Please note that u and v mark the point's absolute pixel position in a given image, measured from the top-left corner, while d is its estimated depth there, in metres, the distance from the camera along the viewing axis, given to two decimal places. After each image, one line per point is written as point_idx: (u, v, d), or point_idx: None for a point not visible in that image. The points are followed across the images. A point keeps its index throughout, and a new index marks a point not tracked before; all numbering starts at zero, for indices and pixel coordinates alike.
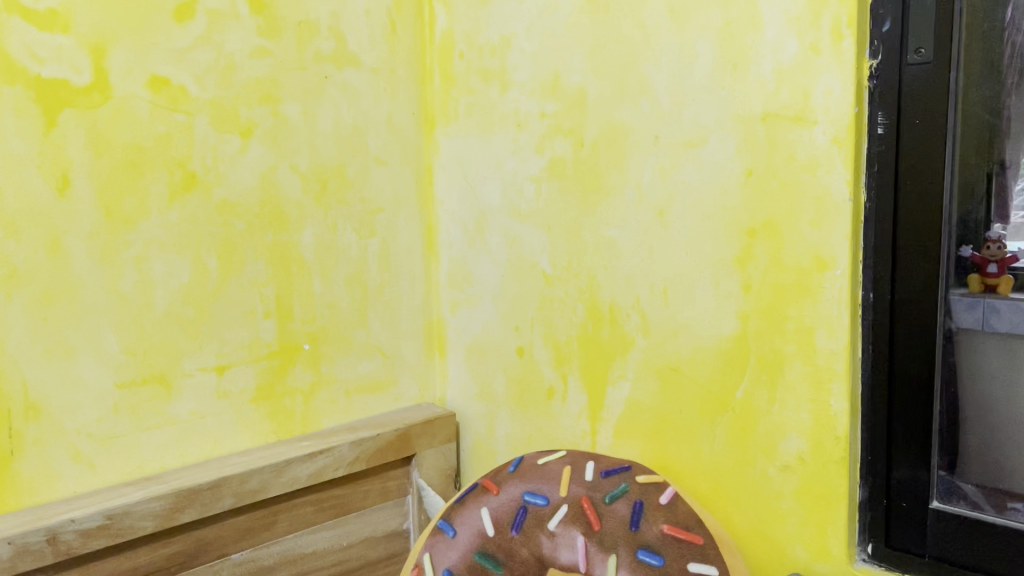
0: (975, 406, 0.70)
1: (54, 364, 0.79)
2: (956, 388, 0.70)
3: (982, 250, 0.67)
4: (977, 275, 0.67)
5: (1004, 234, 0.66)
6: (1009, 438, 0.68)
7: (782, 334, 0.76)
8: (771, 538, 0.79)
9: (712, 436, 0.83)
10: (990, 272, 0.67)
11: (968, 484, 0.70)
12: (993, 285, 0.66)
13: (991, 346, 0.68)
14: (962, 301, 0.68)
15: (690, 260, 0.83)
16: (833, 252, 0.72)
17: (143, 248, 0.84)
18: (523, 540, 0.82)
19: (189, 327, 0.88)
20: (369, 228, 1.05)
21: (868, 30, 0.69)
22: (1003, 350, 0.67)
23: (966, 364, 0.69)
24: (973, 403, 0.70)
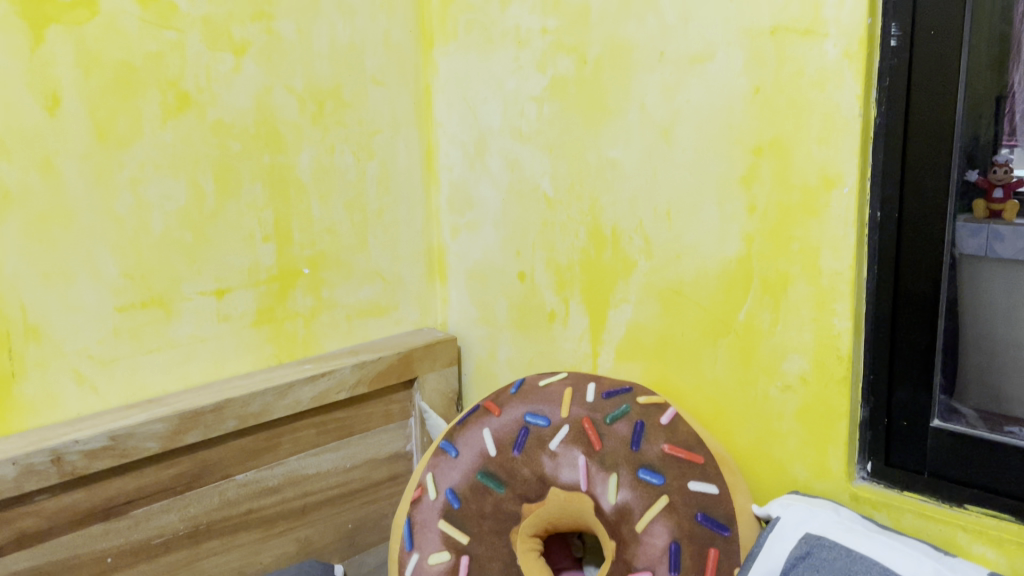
0: (978, 333, 0.68)
1: (53, 287, 0.78)
2: (960, 313, 0.69)
3: (988, 174, 0.65)
4: (983, 200, 0.65)
5: (1011, 159, 0.63)
6: (1011, 366, 0.67)
7: (787, 254, 0.75)
8: (771, 458, 0.80)
9: (714, 358, 0.83)
10: (996, 197, 0.65)
11: (968, 408, 0.69)
12: (998, 210, 0.64)
13: (997, 275, 0.66)
14: (967, 227, 0.66)
15: (694, 181, 0.82)
16: (840, 170, 0.70)
17: (138, 170, 0.82)
18: (524, 460, 0.83)
19: (188, 251, 0.87)
20: (367, 151, 1.03)
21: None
22: (1007, 278, 0.66)
23: (971, 289, 0.68)
24: (975, 330, 0.68)
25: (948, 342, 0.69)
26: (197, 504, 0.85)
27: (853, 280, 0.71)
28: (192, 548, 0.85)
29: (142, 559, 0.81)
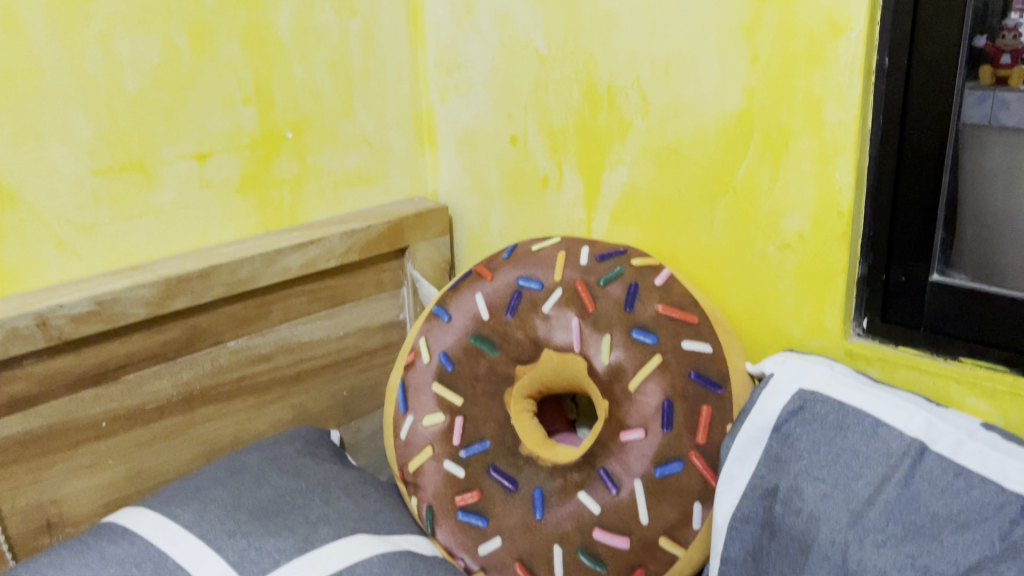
0: (975, 198, 0.68)
1: (25, 150, 0.75)
2: (960, 175, 0.67)
3: (997, 39, 0.63)
4: (989, 66, 0.64)
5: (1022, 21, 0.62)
6: (1006, 229, 0.67)
7: (789, 106, 0.72)
8: (766, 318, 0.79)
9: (711, 219, 0.81)
10: (1003, 63, 0.63)
11: (960, 274, 0.69)
12: (1004, 77, 0.63)
13: (999, 142, 0.66)
14: (973, 94, 0.65)
15: (694, 32, 0.78)
16: (849, 13, 0.66)
17: (106, 25, 0.78)
18: (518, 324, 0.83)
19: (166, 113, 0.84)
20: (349, 8, 0.98)
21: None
22: (1008, 145, 0.66)
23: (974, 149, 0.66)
24: (973, 194, 0.68)
25: (949, 201, 0.68)
26: (189, 370, 0.85)
27: (856, 132, 0.68)
28: (187, 414, 0.85)
29: (137, 424, 0.81)
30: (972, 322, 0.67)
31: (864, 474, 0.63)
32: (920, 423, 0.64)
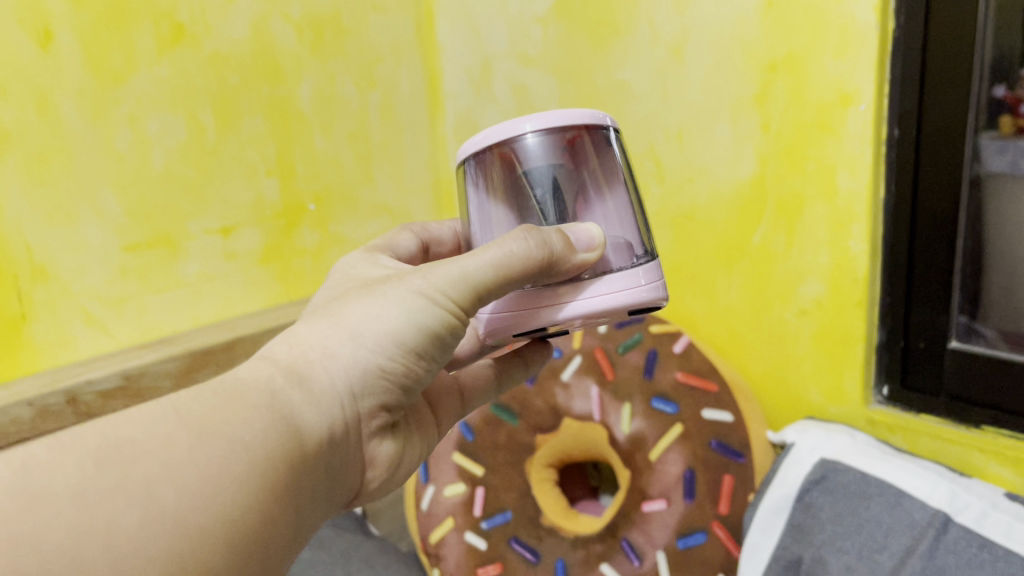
0: (1001, 257, 0.65)
1: (57, 226, 0.77)
2: (978, 230, 0.65)
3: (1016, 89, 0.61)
4: (1010, 116, 0.61)
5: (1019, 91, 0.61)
6: None
7: (802, 173, 0.71)
8: (787, 384, 0.78)
9: (728, 283, 0.81)
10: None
11: (989, 329, 0.67)
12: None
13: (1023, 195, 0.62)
14: (992, 145, 0.62)
15: (706, 101, 0.77)
16: (858, 85, 0.65)
17: (136, 106, 0.81)
18: (537, 392, 0.83)
19: (192, 188, 0.87)
20: (369, 81, 1.04)
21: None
22: None
23: (994, 212, 0.64)
24: (998, 255, 0.65)
25: (970, 187, 0.64)
26: None
27: (876, 83, 0.64)
28: None
29: None
30: (980, 386, 0.66)
31: (889, 545, 0.61)
32: (943, 493, 0.62)
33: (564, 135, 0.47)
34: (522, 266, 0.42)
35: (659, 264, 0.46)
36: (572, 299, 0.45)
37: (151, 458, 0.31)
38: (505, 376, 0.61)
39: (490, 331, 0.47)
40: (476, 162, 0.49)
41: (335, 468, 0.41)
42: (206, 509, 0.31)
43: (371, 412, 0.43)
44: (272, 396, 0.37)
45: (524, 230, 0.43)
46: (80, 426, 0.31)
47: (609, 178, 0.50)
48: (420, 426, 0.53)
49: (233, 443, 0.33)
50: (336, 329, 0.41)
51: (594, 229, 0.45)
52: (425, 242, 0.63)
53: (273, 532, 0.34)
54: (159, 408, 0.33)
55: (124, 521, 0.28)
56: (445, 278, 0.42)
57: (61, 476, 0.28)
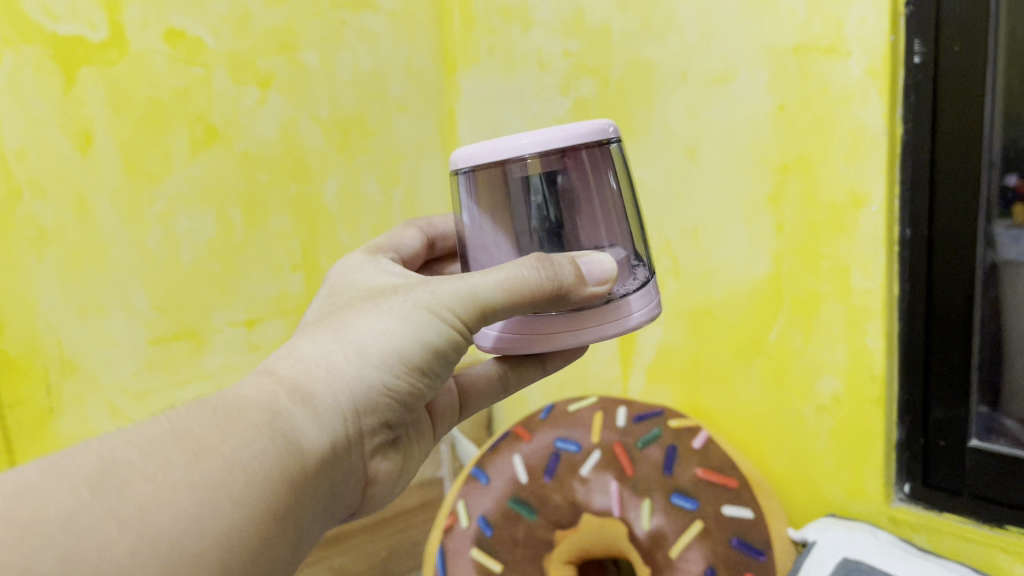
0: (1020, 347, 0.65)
1: (88, 322, 0.83)
2: (997, 322, 0.65)
3: None
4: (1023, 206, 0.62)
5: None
6: None
7: (817, 272, 0.72)
8: (807, 481, 0.78)
9: (746, 378, 0.81)
10: None
11: (1011, 420, 0.66)
12: None
13: None
14: (1007, 233, 0.63)
15: (720, 200, 0.79)
16: (870, 187, 0.66)
17: (168, 204, 0.87)
18: (556, 486, 0.83)
19: (218, 283, 0.92)
20: (393, 177, 1.08)
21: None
22: None
23: (1012, 299, 0.64)
24: (1016, 345, 0.65)
25: (985, 275, 0.65)
26: None
27: (886, 184, 0.65)
28: None
29: None
30: (1003, 484, 0.65)
31: None
32: None
33: (570, 155, 0.53)
34: (537, 295, 0.48)
35: (654, 287, 0.54)
36: (575, 326, 0.51)
37: (146, 481, 0.35)
38: (508, 387, 0.65)
39: (496, 348, 0.53)
40: (478, 170, 0.54)
41: (336, 483, 0.45)
42: (200, 530, 0.35)
43: (373, 429, 0.47)
44: (274, 415, 0.41)
45: (536, 258, 0.49)
46: (75, 452, 0.36)
47: (606, 167, 0.56)
48: (419, 436, 0.59)
49: (230, 463, 0.37)
50: (343, 347, 0.46)
51: (602, 258, 0.51)
52: (428, 237, 0.71)
53: (271, 547, 0.38)
54: (160, 432, 0.38)
55: (116, 547, 0.32)
56: (450, 295, 0.47)
57: (56, 505, 0.33)
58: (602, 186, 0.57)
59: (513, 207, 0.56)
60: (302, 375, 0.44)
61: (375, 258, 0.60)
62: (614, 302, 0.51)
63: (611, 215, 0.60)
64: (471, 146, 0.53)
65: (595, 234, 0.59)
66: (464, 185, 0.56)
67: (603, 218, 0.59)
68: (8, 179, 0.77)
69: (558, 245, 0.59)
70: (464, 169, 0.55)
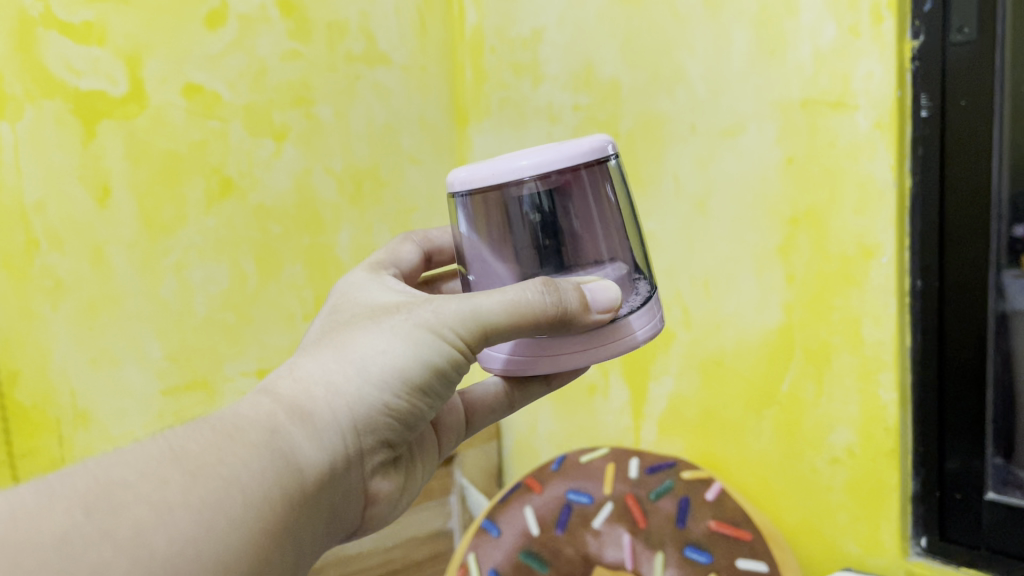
0: None
1: (101, 372, 0.84)
2: (1009, 372, 0.66)
3: None
4: None
5: None
6: None
7: (828, 323, 0.72)
8: (822, 534, 0.77)
9: (759, 430, 0.81)
10: None
11: None
12: None
13: None
14: (1016, 283, 0.64)
15: (731, 251, 0.80)
16: (879, 239, 0.67)
17: (182, 255, 0.88)
18: (568, 539, 0.82)
19: (230, 332, 0.93)
20: (404, 227, 1.09)
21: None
22: None
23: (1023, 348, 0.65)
24: None
25: (996, 324, 0.65)
26: None
27: (897, 236, 0.66)
28: None
29: None
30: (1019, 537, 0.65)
31: None
32: None
33: (568, 174, 0.54)
34: (541, 320, 0.49)
35: (656, 301, 0.56)
36: (583, 347, 0.52)
37: (143, 502, 0.35)
38: (514, 402, 0.65)
39: (503, 368, 0.55)
40: (476, 193, 0.55)
41: (333, 504, 0.46)
42: (200, 551, 0.35)
43: (372, 449, 0.48)
44: (273, 433, 0.41)
45: (541, 282, 0.50)
46: (69, 474, 0.36)
47: (604, 183, 0.57)
48: (422, 455, 0.60)
49: (228, 482, 0.38)
50: (343, 365, 0.46)
51: (606, 284, 0.52)
52: (427, 250, 0.72)
53: (271, 567, 0.39)
54: (158, 451, 0.38)
55: (113, 569, 0.32)
56: (453, 316, 0.48)
57: (48, 529, 0.32)
58: (602, 199, 0.58)
59: (513, 225, 0.57)
60: (301, 394, 0.44)
61: (378, 275, 0.60)
62: (614, 323, 0.52)
63: (612, 227, 0.60)
64: (466, 171, 0.54)
65: (596, 247, 0.60)
66: (462, 206, 0.56)
67: (604, 232, 0.60)
68: (27, 230, 0.79)
69: (560, 259, 0.60)
70: (461, 194, 0.56)
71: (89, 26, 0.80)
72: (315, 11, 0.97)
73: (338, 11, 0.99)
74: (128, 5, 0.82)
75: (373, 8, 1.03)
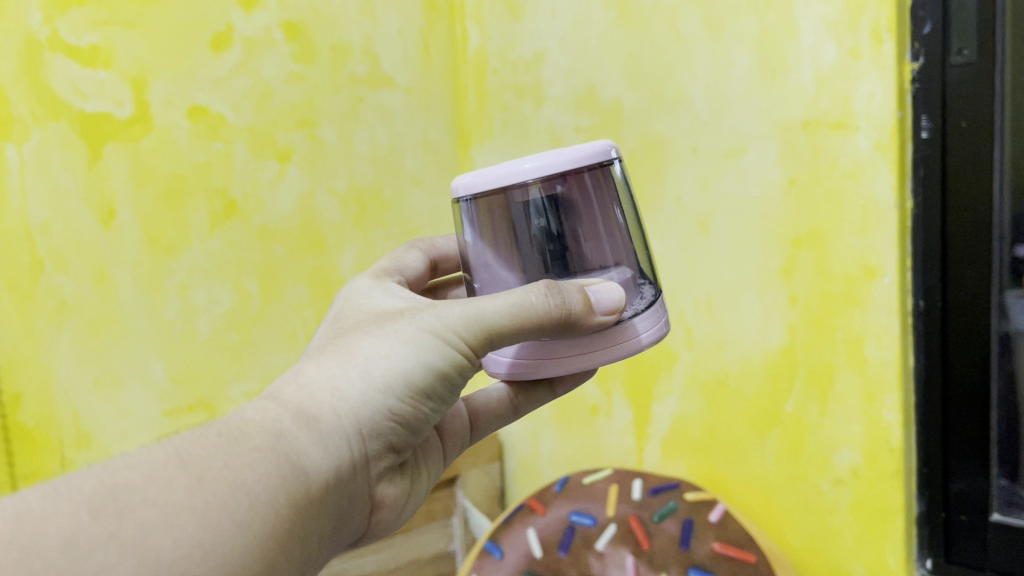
0: None
1: (104, 393, 0.84)
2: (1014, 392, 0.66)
3: None
4: None
5: None
6: None
7: (831, 343, 0.72)
8: (827, 556, 0.77)
9: (762, 451, 0.81)
10: None
11: None
12: None
13: None
14: (1019, 302, 0.64)
15: (733, 272, 0.80)
16: (882, 260, 0.67)
17: (186, 276, 0.88)
18: (571, 561, 0.81)
19: (233, 353, 0.93)
20: None
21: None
22: None
23: None
24: None
25: (999, 344, 0.65)
26: None
27: (898, 257, 0.66)
28: None
29: None
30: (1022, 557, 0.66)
31: None
32: None
33: (572, 178, 0.54)
34: (544, 322, 0.48)
35: (661, 304, 0.56)
36: (588, 350, 0.52)
37: (149, 505, 0.35)
38: (519, 409, 0.66)
39: (509, 373, 0.55)
40: (479, 197, 0.55)
41: (340, 509, 0.46)
42: (205, 553, 0.35)
43: (378, 454, 0.48)
44: (278, 438, 0.41)
45: (545, 285, 0.49)
46: (79, 476, 0.36)
47: (608, 187, 0.57)
48: (427, 460, 0.60)
49: (233, 487, 0.38)
50: (347, 371, 0.47)
51: (609, 286, 0.52)
52: (431, 258, 0.72)
53: (277, 571, 0.39)
54: (164, 456, 0.38)
55: (118, 569, 0.33)
56: (456, 319, 0.48)
57: (55, 527, 0.33)
58: (606, 205, 0.58)
59: (516, 231, 0.57)
60: (305, 399, 0.45)
61: (382, 282, 0.61)
62: (619, 324, 0.53)
63: (616, 232, 0.60)
64: (468, 176, 0.55)
65: (601, 253, 0.60)
66: (466, 211, 0.57)
67: (609, 237, 0.60)
68: (31, 250, 0.79)
69: (564, 265, 0.60)
70: (464, 200, 0.56)
71: (95, 49, 0.81)
72: (319, 34, 0.98)
73: (342, 34, 1.00)
74: (135, 28, 0.83)
75: (376, 31, 1.04)
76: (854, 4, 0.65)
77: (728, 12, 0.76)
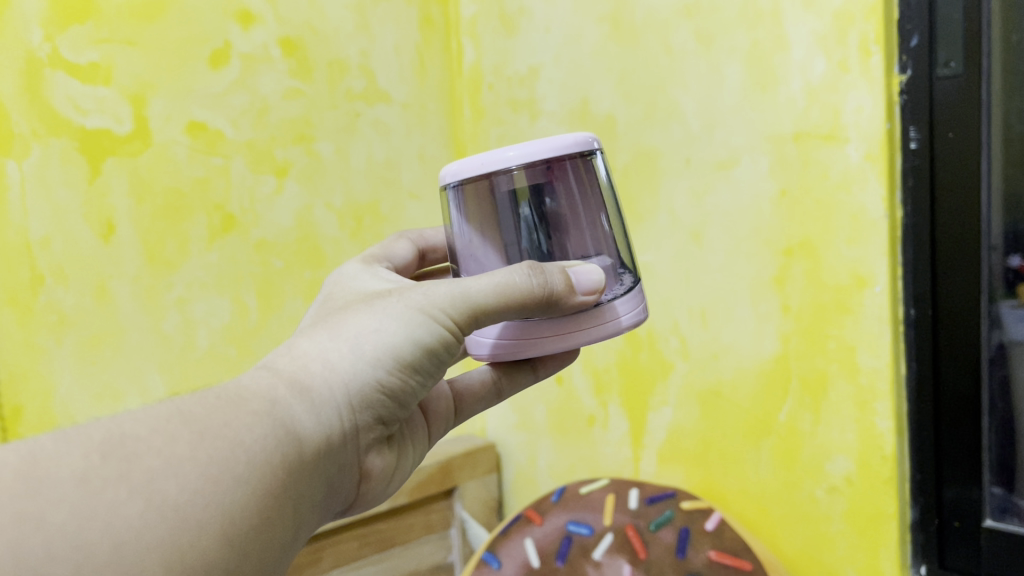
0: None
1: (104, 407, 0.85)
2: (1007, 401, 0.67)
3: None
4: None
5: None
6: None
7: (823, 352, 0.73)
8: (822, 563, 0.77)
9: (757, 460, 0.81)
10: None
11: None
12: None
13: None
14: (1014, 313, 0.65)
15: (726, 282, 0.81)
16: (872, 268, 0.68)
17: (185, 290, 0.89)
18: (569, 570, 0.82)
19: (232, 366, 0.93)
20: None
21: (896, 8, 0.65)
22: None
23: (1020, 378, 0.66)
24: None
25: (993, 354, 0.66)
26: None
27: (889, 265, 0.67)
28: None
29: None
30: (1015, 564, 0.66)
31: None
32: None
33: (555, 165, 0.55)
34: (527, 300, 0.50)
35: (641, 290, 0.57)
36: (569, 330, 0.54)
37: (155, 454, 0.36)
38: (502, 391, 0.66)
39: (491, 355, 0.56)
40: (465, 184, 0.56)
41: (331, 476, 0.46)
42: (206, 503, 0.36)
43: (369, 426, 0.48)
44: (274, 404, 0.42)
45: (528, 266, 0.51)
46: (86, 426, 0.37)
47: (589, 178, 0.58)
48: (413, 438, 0.60)
49: (233, 445, 0.39)
50: (340, 342, 0.47)
51: (590, 266, 0.53)
52: (420, 248, 0.73)
53: (271, 533, 0.40)
54: (166, 412, 0.39)
55: (125, 510, 0.34)
56: (443, 298, 0.49)
57: (66, 469, 0.34)
58: (587, 196, 0.59)
59: (501, 220, 0.58)
60: (300, 366, 0.45)
61: (371, 266, 0.61)
62: (599, 306, 0.54)
63: (598, 224, 0.61)
64: (453, 163, 0.56)
65: (583, 243, 0.61)
66: (451, 199, 0.58)
67: (590, 229, 0.61)
68: (31, 265, 0.80)
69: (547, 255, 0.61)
70: (448, 188, 0.57)
71: (95, 66, 0.82)
72: (316, 50, 0.99)
73: (338, 50, 1.02)
74: (134, 45, 0.84)
75: (372, 47, 1.05)
76: (842, 18, 0.67)
77: (719, 26, 0.77)
